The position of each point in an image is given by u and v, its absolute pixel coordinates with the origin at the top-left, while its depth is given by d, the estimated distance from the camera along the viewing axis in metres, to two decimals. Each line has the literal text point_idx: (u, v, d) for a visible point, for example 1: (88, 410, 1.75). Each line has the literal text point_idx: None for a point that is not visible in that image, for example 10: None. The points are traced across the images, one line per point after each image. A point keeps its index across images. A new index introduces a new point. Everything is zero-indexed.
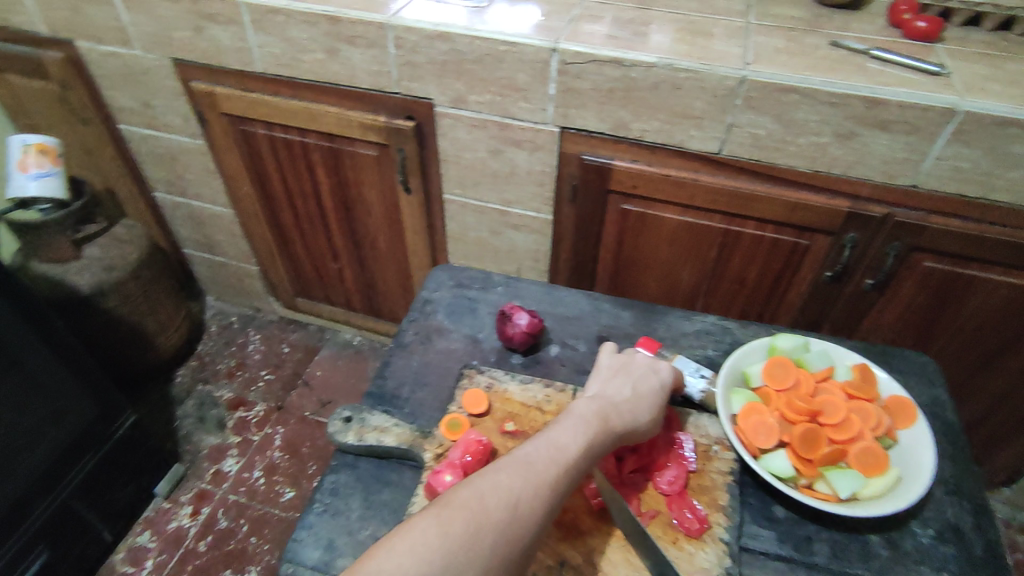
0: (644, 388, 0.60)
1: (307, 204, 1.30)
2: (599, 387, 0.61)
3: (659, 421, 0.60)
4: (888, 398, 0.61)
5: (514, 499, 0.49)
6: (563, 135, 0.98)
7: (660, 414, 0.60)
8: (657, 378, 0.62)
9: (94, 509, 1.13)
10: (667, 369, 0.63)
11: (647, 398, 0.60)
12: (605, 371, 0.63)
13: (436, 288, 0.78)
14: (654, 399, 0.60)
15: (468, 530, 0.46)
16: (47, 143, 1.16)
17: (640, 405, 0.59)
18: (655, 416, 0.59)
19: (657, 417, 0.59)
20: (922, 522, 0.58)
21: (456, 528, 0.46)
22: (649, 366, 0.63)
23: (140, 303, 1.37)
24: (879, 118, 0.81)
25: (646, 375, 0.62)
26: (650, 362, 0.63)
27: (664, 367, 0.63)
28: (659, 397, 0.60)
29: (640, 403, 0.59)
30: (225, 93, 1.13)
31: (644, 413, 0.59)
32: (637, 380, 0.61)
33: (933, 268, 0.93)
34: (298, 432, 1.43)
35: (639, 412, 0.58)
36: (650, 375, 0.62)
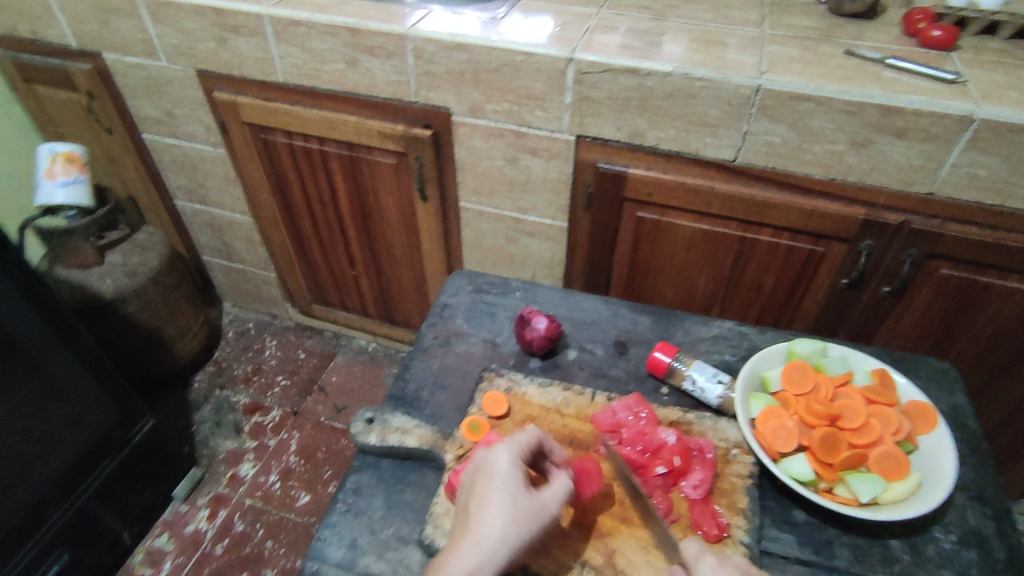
0: (487, 501, 0.52)
1: (325, 211, 1.32)
2: (456, 516, 0.54)
3: (525, 520, 0.51)
4: (907, 403, 0.61)
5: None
6: (579, 143, 0.99)
7: (520, 513, 0.52)
8: (499, 476, 0.53)
9: (113, 512, 1.15)
10: (505, 455, 0.54)
11: (491, 510, 0.51)
12: (462, 487, 0.56)
13: (455, 293, 0.79)
14: (501, 507, 0.52)
15: None
16: (73, 152, 1.19)
17: (488, 522, 0.51)
18: (511, 524, 0.51)
19: (514, 525, 0.51)
20: (943, 527, 0.57)
21: None
22: (490, 457, 0.54)
23: (161, 308, 1.40)
24: (895, 126, 0.81)
25: (484, 482, 0.53)
26: (488, 459, 0.54)
27: (502, 455, 0.54)
28: (506, 500, 0.52)
29: (486, 524, 0.51)
30: (247, 103, 1.16)
31: (496, 530, 0.51)
32: (479, 493, 0.53)
33: (950, 275, 0.93)
34: (314, 437, 1.44)
35: (489, 533, 0.50)
36: (488, 479, 0.53)
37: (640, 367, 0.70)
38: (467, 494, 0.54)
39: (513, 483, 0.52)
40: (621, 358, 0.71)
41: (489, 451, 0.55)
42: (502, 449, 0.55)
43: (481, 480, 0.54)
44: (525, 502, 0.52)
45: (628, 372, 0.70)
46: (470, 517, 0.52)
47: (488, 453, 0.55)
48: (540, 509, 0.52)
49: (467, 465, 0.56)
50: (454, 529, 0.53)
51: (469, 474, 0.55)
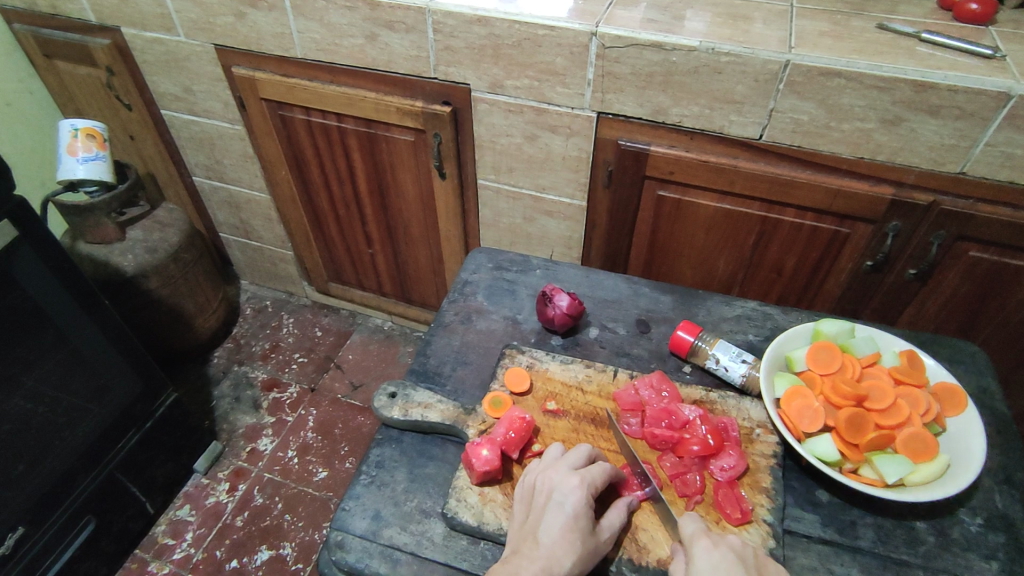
0: (556, 530, 0.50)
1: (342, 189, 1.32)
2: (515, 538, 0.52)
3: (587, 558, 0.50)
4: (936, 385, 0.60)
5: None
6: (600, 120, 0.98)
7: (585, 549, 0.50)
8: (573, 506, 0.52)
9: (137, 483, 1.17)
10: (578, 488, 0.53)
11: (560, 540, 0.50)
12: (521, 509, 0.54)
13: (475, 270, 0.79)
14: (569, 540, 0.50)
15: None
16: (94, 127, 1.20)
17: (554, 551, 0.49)
18: (576, 558, 0.50)
19: (580, 559, 0.50)
20: (970, 510, 0.57)
21: None
22: (565, 487, 0.53)
23: (180, 285, 1.41)
24: (928, 103, 0.79)
25: (553, 510, 0.52)
26: (560, 487, 0.53)
27: (576, 489, 0.53)
28: (574, 536, 0.51)
29: (553, 553, 0.49)
30: (265, 79, 1.15)
31: (562, 561, 0.49)
32: (547, 518, 0.51)
33: (978, 258, 0.91)
34: (331, 414, 1.46)
35: (555, 563, 0.49)
36: (558, 509, 0.52)
37: (662, 346, 0.70)
38: (531, 519, 0.52)
39: (585, 520, 0.51)
40: (642, 337, 0.71)
41: (562, 479, 0.53)
42: (581, 481, 0.53)
43: (549, 505, 0.52)
44: (591, 539, 0.51)
45: (650, 351, 0.69)
46: (536, 539, 0.50)
47: (560, 481, 0.53)
48: (600, 545, 0.51)
49: (531, 486, 0.55)
50: (515, 550, 0.51)
51: (536, 498, 0.53)
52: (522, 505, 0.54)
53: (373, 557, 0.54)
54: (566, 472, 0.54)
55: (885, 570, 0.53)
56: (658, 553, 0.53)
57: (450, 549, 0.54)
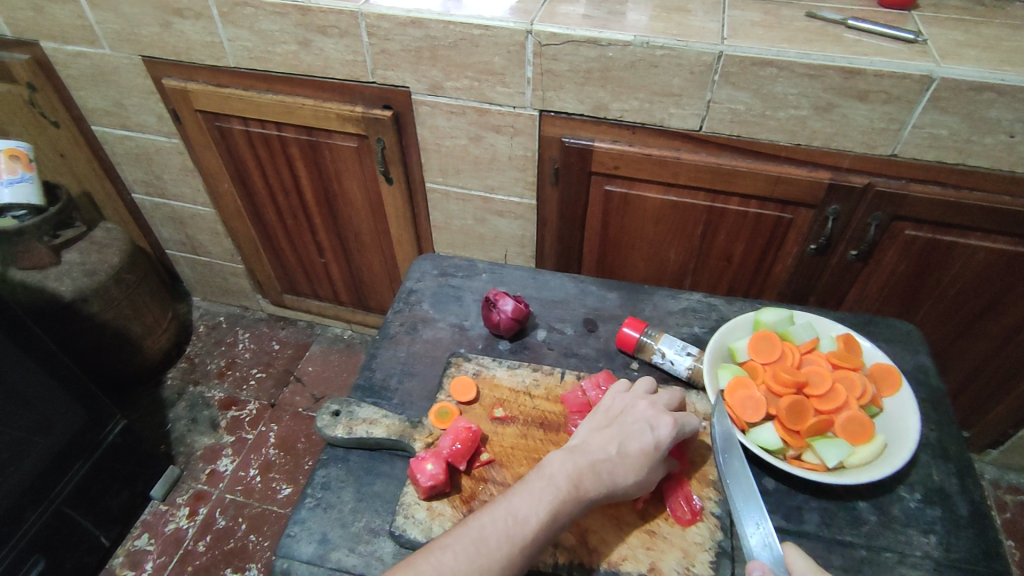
0: (628, 450, 0.54)
1: (288, 199, 1.29)
2: (587, 437, 0.56)
3: (644, 484, 0.54)
4: (872, 366, 0.62)
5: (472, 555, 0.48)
6: (543, 118, 0.98)
7: (647, 476, 0.54)
8: (660, 435, 0.55)
9: (90, 516, 1.13)
10: (671, 423, 0.56)
11: (630, 461, 0.54)
12: (596, 424, 0.58)
13: (421, 278, 0.78)
14: (639, 464, 0.54)
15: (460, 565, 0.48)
16: (18, 148, 1.14)
17: (619, 468, 0.54)
18: (635, 480, 0.54)
19: (638, 482, 0.54)
20: (909, 487, 0.58)
21: None
22: (657, 419, 0.57)
23: (125, 306, 1.36)
24: (857, 88, 0.81)
25: (636, 433, 0.55)
26: (653, 417, 0.57)
27: (669, 423, 0.56)
28: (643, 459, 0.54)
29: (619, 469, 0.54)
30: (197, 89, 1.11)
31: (620, 476, 0.53)
32: (622, 435, 0.55)
33: (914, 236, 0.93)
34: (292, 429, 1.43)
35: (615, 476, 0.53)
36: (642, 432, 0.56)
37: (610, 344, 0.70)
38: (608, 432, 0.56)
39: (662, 448, 0.55)
40: (590, 336, 0.70)
41: (661, 415, 0.57)
42: (680, 419, 0.57)
43: (630, 424, 0.56)
44: (654, 468, 0.55)
45: (598, 350, 0.69)
46: (605, 450, 0.55)
47: (653, 411, 0.57)
48: (656, 478, 0.55)
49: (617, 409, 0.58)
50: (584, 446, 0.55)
51: (616, 420, 0.57)
52: (601, 420, 0.58)
53: None
54: (658, 407, 0.58)
55: (831, 552, 0.54)
56: (609, 555, 0.53)
57: None
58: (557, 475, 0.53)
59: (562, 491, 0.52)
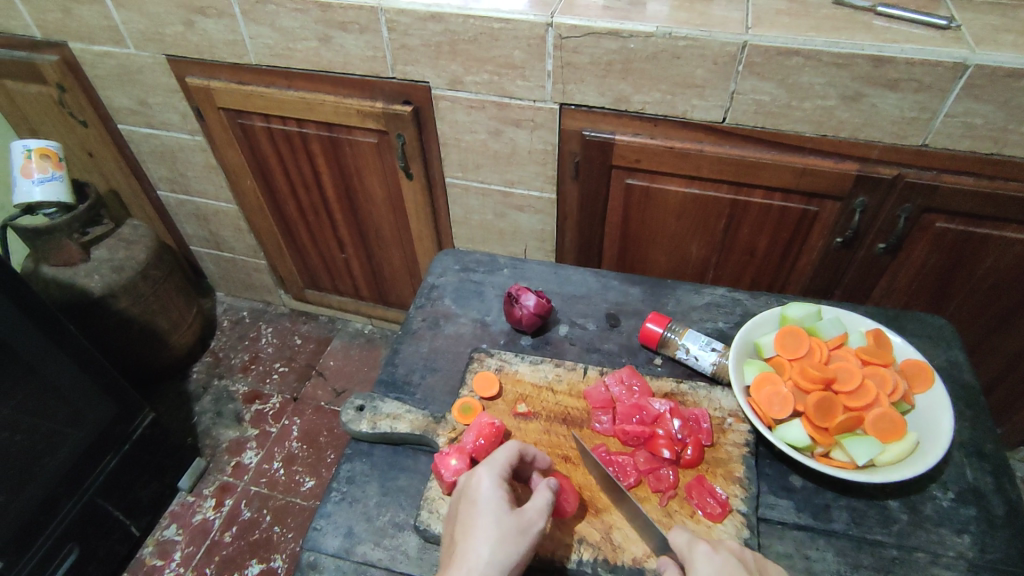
0: (472, 525, 0.50)
1: (310, 195, 1.30)
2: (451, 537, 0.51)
3: (510, 538, 0.49)
4: (903, 362, 0.60)
5: None
6: (563, 112, 0.97)
7: (504, 530, 0.49)
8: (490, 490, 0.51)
9: (121, 506, 1.15)
10: (476, 472, 0.53)
11: (473, 533, 0.49)
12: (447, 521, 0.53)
13: (442, 273, 0.78)
14: (482, 527, 0.49)
15: None
16: (48, 147, 1.16)
17: (469, 547, 0.48)
18: (494, 543, 0.48)
19: (499, 542, 0.48)
20: (941, 485, 0.57)
21: None
22: (477, 478, 0.53)
23: (151, 302, 1.38)
24: (886, 77, 0.79)
25: (465, 508, 0.51)
26: (468, 485, 0.53)
27: (482, 477, 0.52)
28: (501, 527, 0.49)
29: (470, 545, 0.48)
30: (220, 87, 1.12)
31: (479, 549, 0.48)
32: (461, 519, 0.51)
33: (945, 228, 0.91)
34: (315, 422, 1.45)
35: (473, 556, 0.48)
36: (468, 504, 0.51)
37: (633, 339, 0.69)
38: (452, 526, 0.52)
39: (498, 503, 0.50)
40: (612, 331, 0.70)
41: (476, 474, 0.53)
42: (493, 466, 0.53)
43: (461, 506, 0.52)
44: (510, 519, 0.50)
45: (620, 345, 0.68)
46: (457, 545, 0.49)
47: (476, 480, 0.52)
48: (525, 520, 0.50)
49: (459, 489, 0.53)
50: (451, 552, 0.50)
51: (453, 503, 0.53)
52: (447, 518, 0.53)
53: None
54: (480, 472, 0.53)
55: (860, 551, 0.53)
56: (633, 551, 0.53)
57: (425, 562, 0.54)
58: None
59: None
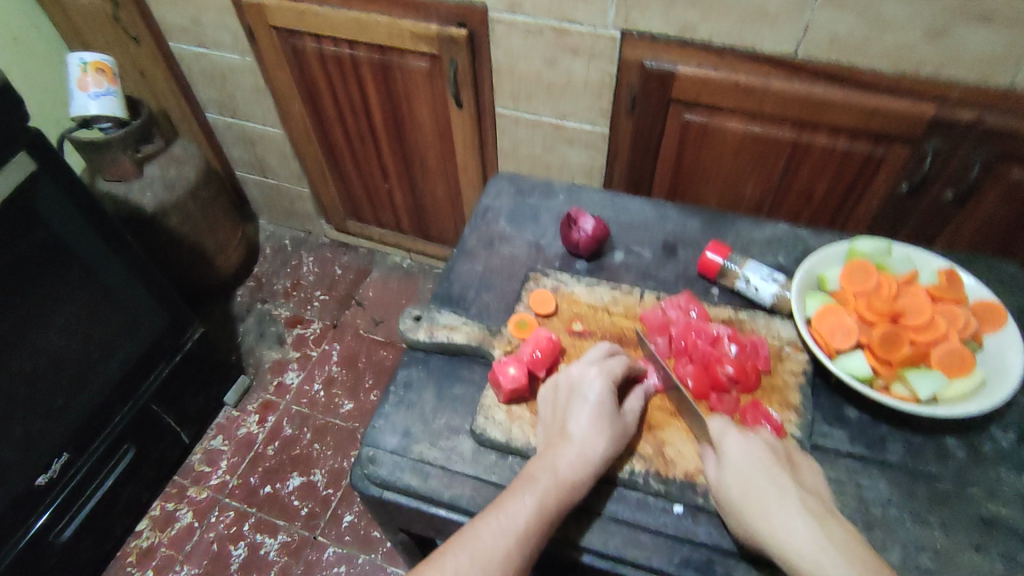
0: (569, 419, 0.53)
1: (357, 122, 1.29)
2: (548, 430, 0.54)
3: (617, 439, 0.53)
4: (974, 302, 0.58)
5: (506, 542, 0.47)
6: (625, 39, 0.93)
7: (613, 432, 0.52)
8: (607, 392, 0.53)
9: (171, 414, 1.21)
10: (581, 367, 0.55)
11: (589, 429, 0.52)
12: (549, 408, 0.55)
13: (497, 196, 0.77)
14: (598, 426, 0.52)
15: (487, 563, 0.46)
16: (103, 61, 1.17)
17: (584, 439, 0.51)
18: (607, 442, 0.52)
19: (611, 443, 0.52)
20: (1003, 426, 0.56)
21: None
22: (593, 379, 0.54)
23: (200, 222, 1.41)
24: (981, 9, 0.73)
25: (578, 402, 0.53)
26: (582, 381, 0.54)
27: (597, 378, 0.54)
28: (601, 421, 0.52)
29: (585, 439, 0.51)
30: (272, 5, 1.10)
31: (593, 442, 0.51)
32: (574, 410, 0.53)
33: (1022, 178, 0.87)
34: (354, 349, 1.48)
35: (588, 449, 0.51)
36: (582, 400, 0.53)
37: (690, 269, 0.68)
38: (558, 414, 0.54)
39: (596, 399, 0.53)
40: (669, 260, 0.69)
41: (592, 373, 0.54)
42: (608, 370, 0.54)
43: (573, 398, 0.54)
44: (606, 417, 0.53)
45: (677, 274, 0.68)
46: (568, 432, 0.52)
47: (581, 376, 0.55)
48: (628, 426, 0.54)
49: (555, 383, 0.56)
50: (549, 443, 0.53)
51: (560, 393, 0.55)
52: (548, 404, 0.56)
53: (404, 471, 0.55)
54: (584, 367, 0.55)
55: (913, 482, 0.53)
56: (685, 466, 0.54)
57: (480, 464, 0.55)
58: (541, 464, 0.51)
59: (560, 477, 0.50)
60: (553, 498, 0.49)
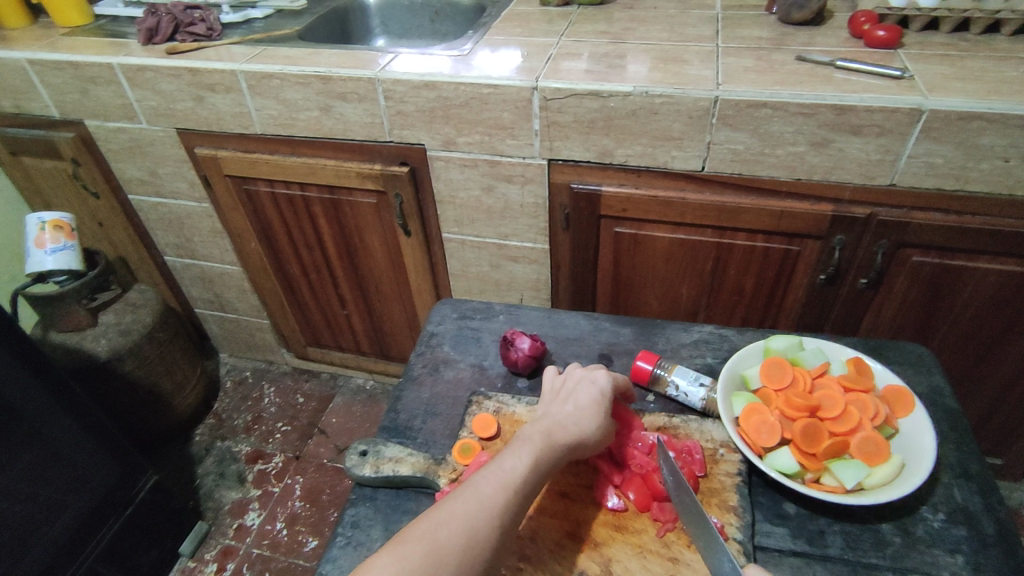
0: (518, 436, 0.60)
1: (311, 255, 1.34)
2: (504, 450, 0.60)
3: (554, 440, 0.58)
4: (884, 388, 0.63)
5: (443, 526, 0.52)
6: (552, 166, 1.03)
7: (552, 436, 0.59)
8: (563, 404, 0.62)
9: (120, 573, 1.14)
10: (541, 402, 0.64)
11: (528, 437, 0.59)
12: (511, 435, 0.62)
13: (441, 322, 0.81)
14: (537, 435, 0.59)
15: (425, 561, 0.50)
16: (61, 218, 1.21)
17: (522, 443, 0.58)
18: (542, 444, 0.58)
19: (545, 443, 0.58)
20: (932, 507, 0.59)
21: (415, 559, 0.49)
22: (557, 398, 0.63)
23: (157, 364, 1.41)
24: (850, 123, 0.84)
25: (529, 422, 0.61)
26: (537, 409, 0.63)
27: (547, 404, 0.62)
28: (540, 429, 0.59)
29: (525, 445, 0.58)
30: (227, 156, 1.19)
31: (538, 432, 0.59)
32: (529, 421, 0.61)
33: (922, 262, 0.95)
34: (318, 480, 1.44)
35: (524, 450, 0.57)
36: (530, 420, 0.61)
37: (625, 378, 0.72)
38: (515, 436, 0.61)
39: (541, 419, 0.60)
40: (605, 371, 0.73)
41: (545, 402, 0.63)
42: (571, 390, 0.63)
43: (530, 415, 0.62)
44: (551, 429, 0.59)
45: None
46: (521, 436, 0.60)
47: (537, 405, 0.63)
48: (586, 431, 0.59)
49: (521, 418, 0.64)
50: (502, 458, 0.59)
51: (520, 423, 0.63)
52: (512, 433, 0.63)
53: None
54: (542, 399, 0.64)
55: (856, 575, 0.54)
56: None
57: None
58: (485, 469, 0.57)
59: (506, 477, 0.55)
60: (480, 511, 0.53)
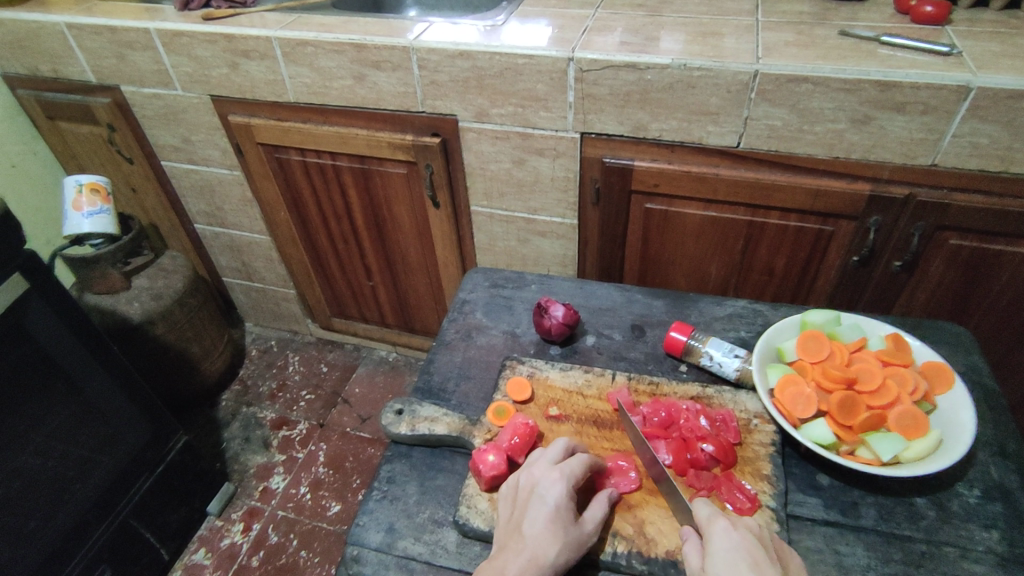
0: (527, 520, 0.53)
1: (340, 225, 1.35)
2: (503, 533, 0.54)
3: (572, 547, 0.52)
4: (923, 365, 0.63)
5: None
6: (584, 140, 1.02)
7: (569, 539, 0.52)
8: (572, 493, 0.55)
9: (151, 529, 1.17)
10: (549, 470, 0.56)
11: (544, 533, 0.52)
12: (508, 507, 0.56)
13: (473, 289, 0.82)
14: (552, 530, 0.52)
15: None
16: (97, 182, 1.23)
17: (536, 543, 0.51)
18: (560, 548, 0.51)
19: (563, 549, 0.52)
20: (967, 484, 0.59)
21: None
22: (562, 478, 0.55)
23: (186, 329, 1.44)
24: (894, 100, 0.83)
25: (537, 503, 0.54)
26: (541, 481, 0.55)
27: (558, 480, 0.55)
28: (557, 524, 0.53)
29: (539, 545, 0.51)
30: (260, 124, 1.20)
31: (550, 552, 0.51)
32: (540, 517, 0.53)
33: (960, 245, 0.93)
34: (341, 448, 1.47)
35: (541, 553, 0.51)
36: (541, 501, 0.54)
37: (658, 348, 0.72)
38: (515, 514, 0.54)
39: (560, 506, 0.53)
40: (638, 341, 0.73)
41: (552, 474, 0.55)
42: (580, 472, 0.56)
43: (540, 505, 0.54)
44: (572, 529, 0.53)
45: (647, 353, 0.71)
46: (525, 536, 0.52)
47: (542, 477, 0.56)
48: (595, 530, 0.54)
49: (515, 483, 0.57)
50: (502, 547, 0.53)
51: (520, 492, 0.56)
52: (508, 502, 0.56)
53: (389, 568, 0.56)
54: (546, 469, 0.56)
55: (889, 546, 0.55)
56: (666, 544, 0.55)
57: (464, 556, 0.56)
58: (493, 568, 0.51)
59: None
60: None
